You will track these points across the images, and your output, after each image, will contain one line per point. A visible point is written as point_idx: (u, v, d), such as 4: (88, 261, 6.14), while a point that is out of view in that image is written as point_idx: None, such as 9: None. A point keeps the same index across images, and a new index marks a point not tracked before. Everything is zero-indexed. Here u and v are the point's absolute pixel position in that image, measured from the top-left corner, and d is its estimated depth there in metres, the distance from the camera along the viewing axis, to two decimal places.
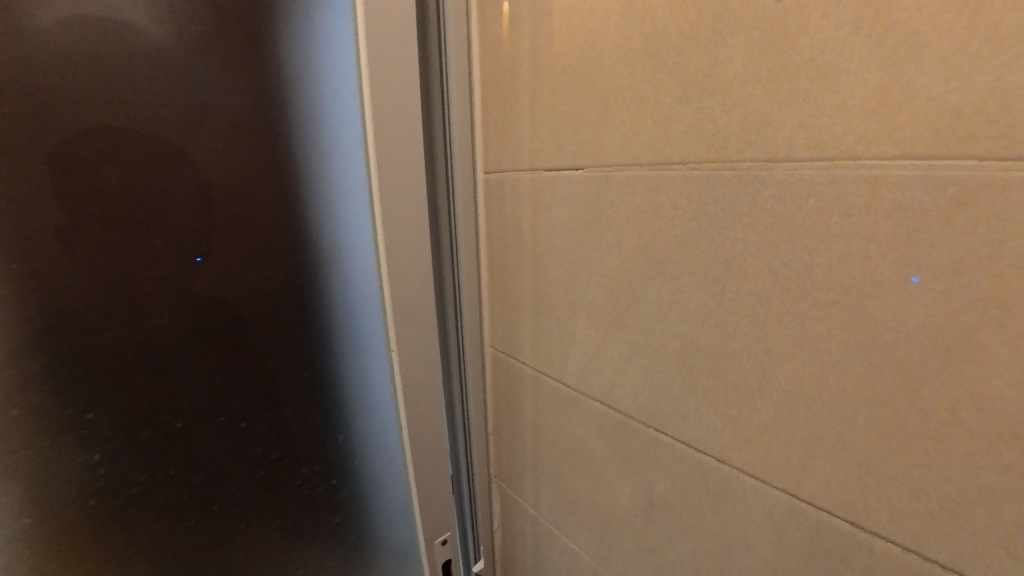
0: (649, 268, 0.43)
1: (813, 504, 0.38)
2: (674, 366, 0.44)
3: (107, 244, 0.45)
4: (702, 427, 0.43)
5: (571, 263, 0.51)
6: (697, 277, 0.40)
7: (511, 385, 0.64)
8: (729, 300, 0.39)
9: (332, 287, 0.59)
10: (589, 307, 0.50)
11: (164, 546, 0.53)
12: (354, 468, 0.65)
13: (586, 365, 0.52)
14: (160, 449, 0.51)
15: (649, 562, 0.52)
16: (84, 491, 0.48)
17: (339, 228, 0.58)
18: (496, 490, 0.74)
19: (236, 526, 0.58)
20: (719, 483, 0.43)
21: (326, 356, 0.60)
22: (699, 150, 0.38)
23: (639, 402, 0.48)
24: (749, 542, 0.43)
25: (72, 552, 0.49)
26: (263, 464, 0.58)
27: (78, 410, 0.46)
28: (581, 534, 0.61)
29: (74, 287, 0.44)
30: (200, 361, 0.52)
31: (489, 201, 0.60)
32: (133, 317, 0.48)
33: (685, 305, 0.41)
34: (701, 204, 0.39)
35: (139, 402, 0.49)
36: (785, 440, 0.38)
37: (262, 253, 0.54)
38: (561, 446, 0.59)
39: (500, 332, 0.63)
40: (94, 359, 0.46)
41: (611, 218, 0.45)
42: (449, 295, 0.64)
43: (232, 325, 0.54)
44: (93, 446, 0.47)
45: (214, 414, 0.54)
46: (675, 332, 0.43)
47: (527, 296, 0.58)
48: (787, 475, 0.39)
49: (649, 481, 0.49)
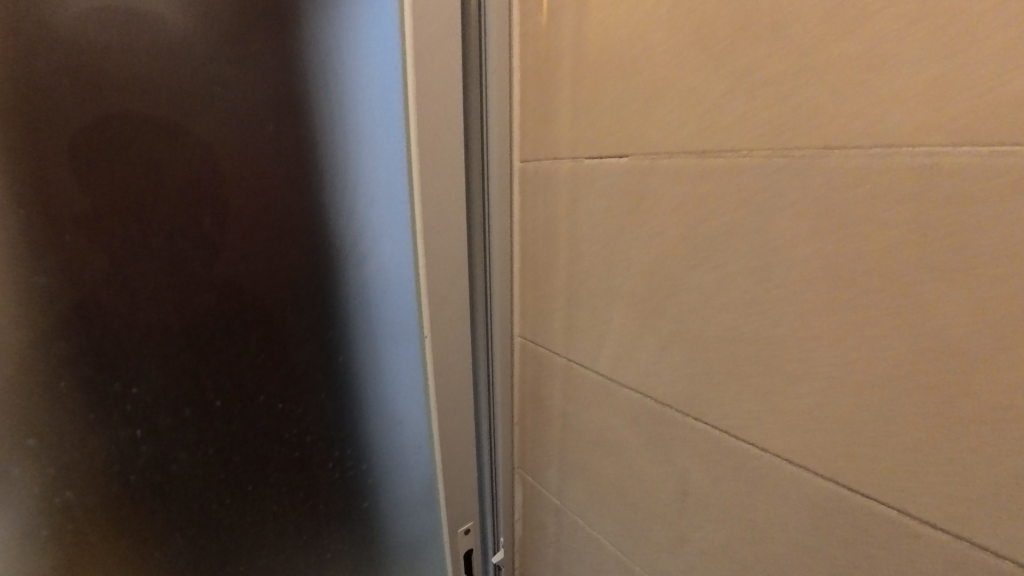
0: (693, 256, 0.44)
1: (855, 490, 0.38)
2: (714, 353, 0.44)
3: (158, 224, 0.47)
4: (741, 414, 0.43)
5: (609, 252, 0.51)
6: (742, 264, 0.41)
7: (540, 375, 0.65)
8: (776, 287, 0.39)
9: (366, 272, 0.59)
10: (626, 296, 0.51)
11: (200, 523, 0.55)
12: (383, 454, 0.65)
13: (620, 353, 0.53)
14: (200, 427, 0.52)
15: (679, 552, 0.53)
16: (126, 465, 0.50)
17: (376, 213, 0.58)
18: (518, 480, 0.75)
19: (270, 506, 0.59)
20: (756, 470, 0.44)
21: (358, 342, 0.60)
22: (750, 138, 0.39)
23: (676, 390, 0.48)
24: (786, 529, 0.43)
25: (114, 523, 0.51)
26: (299, 446, 0.59)
27: (124, 385, 0.48)
28: (607, 525, 0.61)
29: (126, 266, 0.46)
30: (240, 342, 0.53)
31: (524, 191, 0.61)
32: (180, 296, 0.49)
33: (729, 292, 0.42)
34: (749, 192, 0.40)
35: (182, 379, 0.50)
36: (830, 426, 0.38)
37: (301, 237, 0.55)
38: (590, 436, 0.60)
39: (531, 322, 0.64)
40: (142, 336, 0.48)
41: (653, 207, 0.46)
42: (479, 285, 0.64)
43: (272, 307, 0.54)
44: (136, 421, 0.49)
45: (254, 394, 0.55)
46: (717, 319, 0.43)
47: (560, 286, 0.58)
48: (830, 462, 0.39)
49: (682, 470, 0.50)
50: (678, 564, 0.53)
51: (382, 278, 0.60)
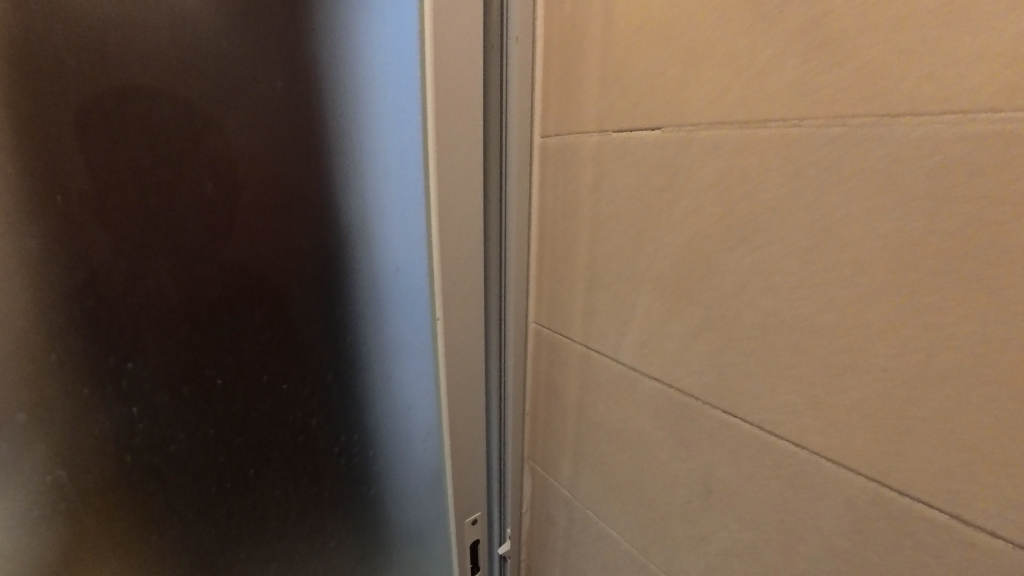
0: (730, 236, 0.41)
1: (903, 492, 0.35)
2: (750, 341, 0.41)
3: (157, 189, 0.44)
4: (778, 408, 0.40)
5: (636, 233, 0.48)
6: (786, 245, 0.38)
7: (555, 363, 0.62)
8: (824, 270, 0.36)
9: (378, 249, 0.56)
10: (653, 280, 0.47)
11: (198, 506, 0.53)
12: (390, 441, 0.63)
13: (645, 341, 0.50)
14: (200, 407, 0.50)
15: (700, 550, 0.50)
16: (121, 444, 0.47)
17: (388, 186, 0.55)
18: (528, 471, 0.72)
19: (272, 491, 0.57)
20: (790, 468, 0.41)
21: (368, 323, 0.57)
22: (801, 106, 0.36)
23: (705, 381, 0.45)
24: (821, 532, 0.40)
25: (108, 503, 0.49)
26: (303, 429, 0.57)
27: (119, 359, 0.45)
28: (622, 520, 0.59)
29: (123, 233, 0.44)
30: (243, 318, 0.50)
31: (545, 168, 0.57)
32: (179, 268, 0.46)
33: (770, 275, 0.39)
34: (798, 167, 0.36)
35: (181, 355, 0.48)
36: (879, 423, 0.35)
37: (309, 210, 0.52)
38: (607, 427, 0.57)
39: (548, 307, 0.61)
40: (139, 308, 0.45)
41: (688, 183, 0.43)
42: (494, 267, 0.61)
43: (278, 283, 0.52)
44: (132, 398, 0.47)
45: (257, 374, 0.52)
46: (754, 305, 0.40)
47: (581, 269, 0.55)
48: (876, 461, 0.36)
49: (707, 465, 0.47)
50: (698, 564, 0.50)
51: (393, 256, 0.57)
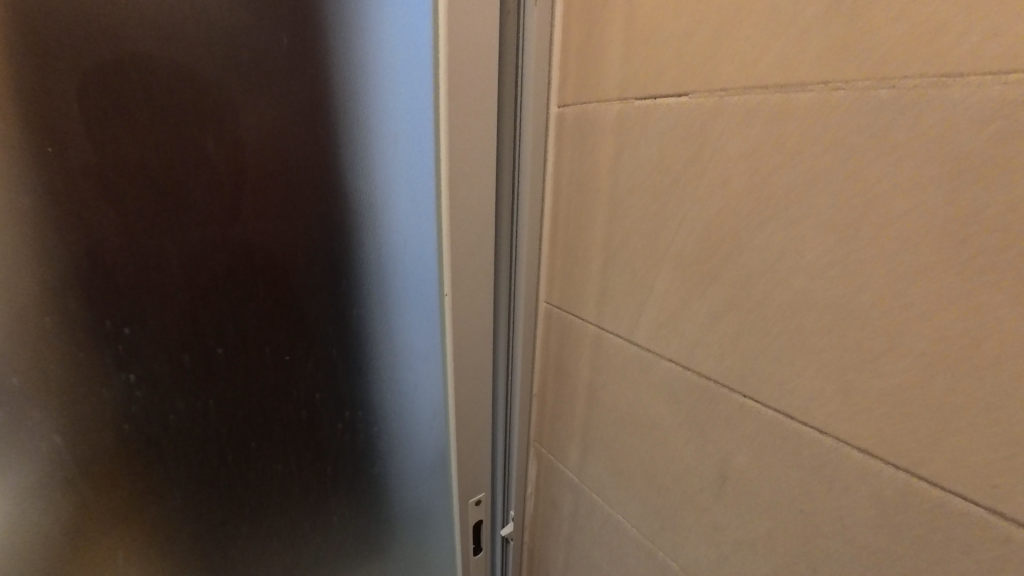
0: (761, 211, 0.38)
1: (937, 485, 0.33)
2: (777, 323, 0.39)
3: (155, 146, 0.42)
4: (804, 394, 0.38)
5: (658, 208, 0.46)
6: (823, 220, 0.35)
7: (566, 344, 0.60)
8: (864, 247, 0.33)
9: (386, 221, 0.54)
10: (674, 258, 0.45)
11: (198, 479, 0.52)
12: (395, 419, 0.62)
13: (662, 322, 0.47)
14: (200, 377, 0.48)
15: (712, 539, 0.48)
16: (120, 412, 0.46)
17: (398, 154, 0.52)
18: (534, 454, 0.71)
19: (274, 465, 0.56)
20: (814, 457, 0.39)
21: (374, 298, 0.56)
22: (846, 68, 0.33)
23: (726, 364, 0.43)
24: (844, 526, 0.38)
25: (106, 472, 0.48)
26: (307, 404, 0.56)
27: (115, 326, 0.44)
28: (630, 505, 0.57)
29: (119, 193, 0.42)
30: (246, 288, 0.48)
31: (562, 140, 0.55)
32: (178, 232, 0.44)
33: (802, 253, 0.36)
34: (842, 134, 0.33)
35: (181, 324, 0.46)
36: (916, 411, 0.33)
37: (315, 177, 0.49)
38: (618, 411, 0.55)
39: (560, 286, 0.59)
40: (136, 273, 0.43)
41: (717, 154, 0.40)
42: (506, 243, 0.59)
43: (283, 253, 0.49)
44: (130, 366, 0.45)
45: (260, 345, 0.51)
46: (784, 284, 0.38)
47: (596, 246, 0.53)
48: (910, 452, 0.33)
49: (724, 452, 0.45)
50: (710, 553, 0.49)
51: (401, 229, 0.55)
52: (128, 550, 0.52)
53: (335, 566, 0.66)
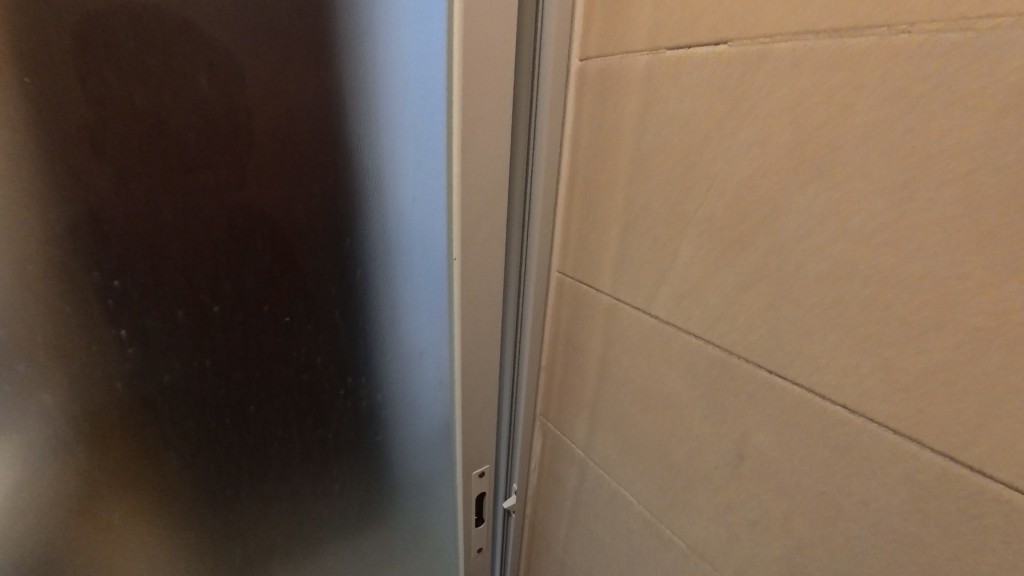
0: (802, 171, 0.35)
1: (977, 470, 0.30)
2: (811, 295, 0.36)
3: (144, 83, 0.39)
4: (837, 370, 0.35)
5: (686, 170, 0.42)
6: (873, 180, 0.32)
7: (578, 316, 0.58)
8: (919, 210, 0.30)
9: (393, 177, 0.50)
10: (701, 223, 0.42)
11: (195, 440, 0.50)
12: (399, 386, 0.61)
13: (684, 292, 0.45)
14: (195, 335, 0.46)
15: (723, 518, 0.47)
16: (112, 367, 0.44)
17: (406, 103, 0.48)
18: (540, 427, 0.70)
19: (273, 428, 0.54)
20: (842, 438, 0.36)
21: (379, 260, 0.53)
22: (913, 6, 0.29)
23: (751, 337, 0.40)
24: (868, 510, 0.36)
25: (99, 430, 0.46)
26: (308, 367, 0.54)
27: (104, 277, 0.41)
28: (638, 483, 0.56)
29: (104, 132, 0.38)
30: (244, 242, 0.46)
31: (583, 96, 0.51)
32: (169, 178, 0.41)
33: (847, 217, 0.33)
34: (903, 82, 0.30)
35: (174, 278, 0.44)
36: (962, 392, 0.30)
37: (317, 125, 0.46)
38: (630, 385, 0.53)
39: (574, 255, 0.56)
40: (125, 221, 0.41)
41: (757, 109, 0.37)
42: (519, 207, 0.56)
43: (283, 206, 0.46)
44: (121, 320, 0.43)
45: (259, 304, 0.48)
46: (822, 252, 0.35)
47: (615, 212, 0.50)
48: (952, 436, 0.31)
49: (743, 430, 0.43)
50: (720, 533, 0.47)
51: (409, 187, 0.51)
52: (124, 509, 0.51)
53: (335, 530, 0.66)
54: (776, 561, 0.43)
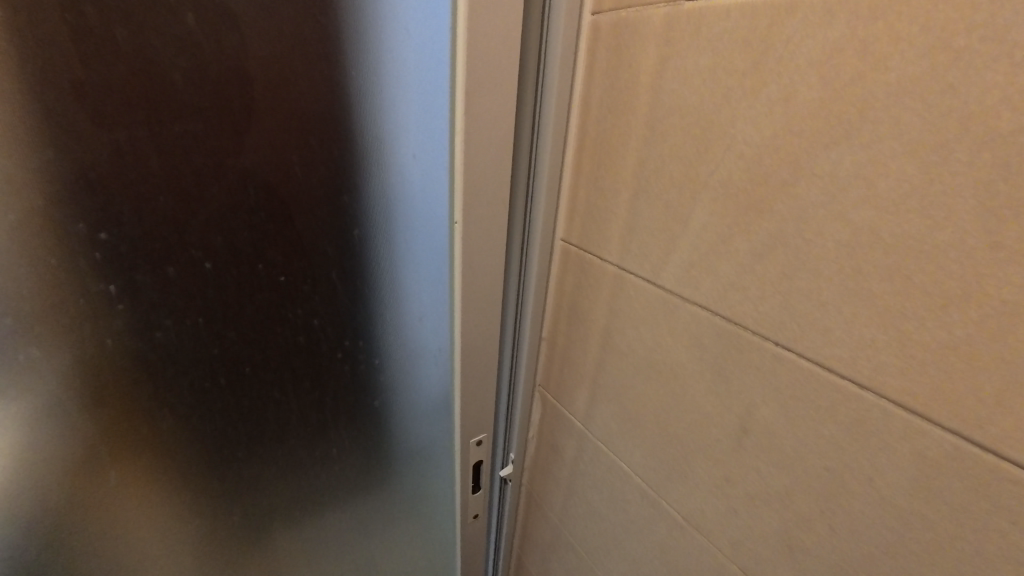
0: (830, 130, 0.32)
1: (991, 450, 0.29)
2: (830, 264, 0.34)
3: (124, 19, 0.36)
4: (851, 344, 0.34)
5: (703, 130, 0.40)
6: (906, 141, 0.29)
7: (582, 285, 0.56)
8: (954, 174, 0.28)
9: (393, 133, 0.48)
10: (715, 189, 0.40)
11: (189, 398, 0.50)
12: (397, 350, 0.60)
13: (694, 261, 0.43)
14: (187, 292, 0.45)
15: (722, 491, 0.47)
16: (102, 322, 0.43)
17: (408, 50, 0.45)
18: (539, 397, 0.69)
19: (270, 389, 0.54)
20: (851, 414, 0.35)
21: (379, 220, 0.51)
22: None
23: (764, 308, 0.39)
24: (872, 486, 0.35)
25: (92, 385, 0.46)
26: (304, 329, 0.53)
27: (91, 229, 0.40)
28: (636, 455, 0.55)
29: (85, 72, 0.36)
30: (236, 196, 0.44)
31: (595, 52, 0.48)
32: (156, 125, 0.39)
33: (875, 181, 0.31)
34: (946, 32, 0.27)
35: (164, 232, 0.42)
36: (985, 369, 0.28)
37: (313, 73, 0.43)
38: (634, 357, 0.52)
39: (581, 222, 0.54)
40: (110, 170, 0.39)
41: (783, 64, 0.34)
42: (523, 169, 0.54)
43: (278, 160, 0.44)
44: (110, 274, 0.42)
45: (253, 262, 0.47)
46: (844, 219, 0.33)
47: (625, 177, 0.48)
48: (969, 413, 0.30)
49: (747, 404, 0.42)
50: (718, 505, 0.47)
51: (410, 143, 0.49)
52: (120, 467, 0.51)
53: (333, 492, 0.67)
54: (773, 534, 0.43)
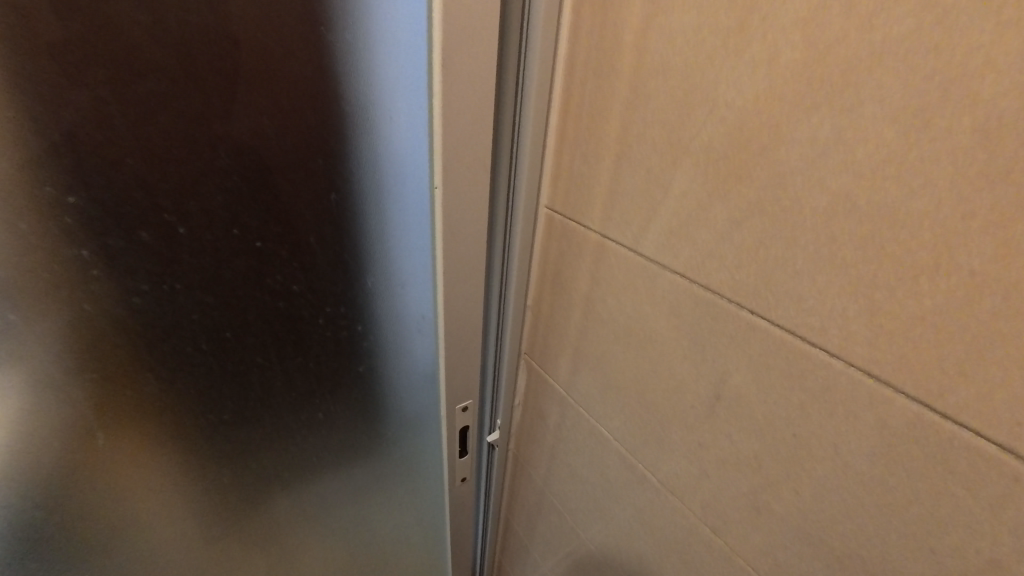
0: (813, 93, 0.31)
1: (952, 419, 0.29)
2: (806, 232, 0.34)
3: None
4: (823, 313, 0.34)
5: (686, 93, 0.39)
6: (887, 106, 0.28)
7: (566, 254, 0.56)
8: (934, 141, 0.27)
9: (369, 95, 0.47)
10: (697, 154, 0.39)
11: (171, 363, 0.50)
12: (380, 317, 0.60)
13: (674, 229, 0.43)
14: (163, 257, 0.45)
15: (695, 456, 0.48)
16: (78, 286, 0.43)
17: (384, 8, 0.43)
18: (525, 364, 0.70)
19: (253, 354, 0.54)
20: (819, 382, 0.36)
21: (357, 185, 0.51)
22: None
23: (740, 277, 0.39)
24: (837, 452, 0.36)
25: (72, 350, 0.46)
26: (284, 295, 0.53)
27: (59, 192, 0.39)
28: (615, 421, 0.57)
29: (41, 28, 0.35)
30: (207, 159, 0.43)
31: (580, 9, 0.46)
32: (119, 84, 0.38)
33: (855, 146, 0.30)
34: None
35: (135, 196, 0.41)
36: (950, 339, 0.29)
37: (284, 30, 0.42)
38: (614, 325, 0.53)
39: (565, 189, 0.53)
40: (75, 131, 0.38)
41: (768, 22, 0.33)
42: (507, 133, 0.52)
43: (249, 121, 0.43)
44: (82, 239, 0.41)
45: (227, 227, 0.46)
46: (822, 187, 0.32)
47: (609, 143, 0.47)
48: (932, 382, 0.30)
49: (722, 371, 0.43)
50: (691, 469, 0.49)
51: (386, 106, 0.47)
52: (107, 430, 0.52)
53: (322, 454, 0.69)
54: (741, 496, 0.44)
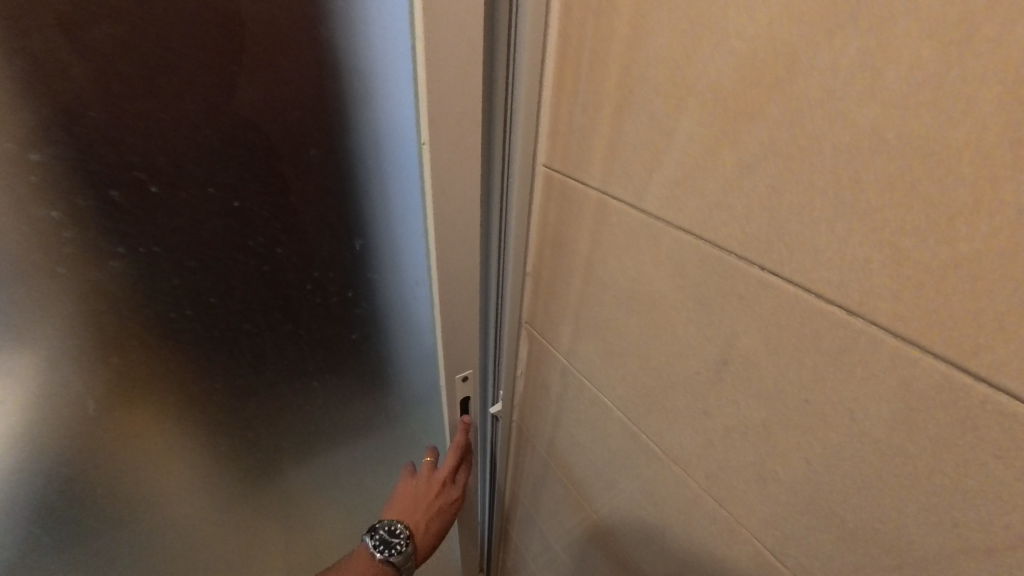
0: (835, 11, 0.27)
1: (987, 381, 0.26)
2: (825, 175, 0.30)
3: None
4: (842, 266, 0.31)
5: (693, 25, 0.35)
6: (924, 18, 0.24)
7: (565, 216, 0.53)
8: (979, 57, 0.23)
9: (346, 39, 0.43)
10: (704, 94, 0.36)
11: (155, 329, 0.49)
12: (371, 283, 0.58)
13: (679, 180, 0.39)
14: (136, 217, 0.43)
15: (700, 425, 0.45)
16: (51, 249, 0.42)
17: None
18: (525, 335, 0.67)
19: (241, 321, 0.53)
20: (836, 342, 0.33)
21: (338, 141, 0.48)
22: None
23: (750, 230, 0.35)
24: (853, 419, 0.33)
25: (51, 316, 0.45)
26: (269, 258, 0.51)
27: (22, 148, 0.38)
28: (617, 389, 0.54)
29: None
30: (174, 111, 0.40)
31: None
32: (72, 29, 0.35)
33: (883, 71, 0.26)
34: None
35: (102, 152, 0.40)
36: (988, 290, 0.25)
37: None
38: (616, 289, 0.50)
39: (563, 145, 0.50)
40: (30, 83, 0.36)
41: None
42: (499, 83, 0.48)
43: (218, 70, 0.41)
44: (51, 198, 0.40)
45: (202, 186, 0.44)
46: (844, 122, 0.28)
47: (609, 89, 0.43)
48: (964, 339, 0.27)
49: (729, 334, 0.40)
50: (695, 438, 0.46)
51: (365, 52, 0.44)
52: (99, 399, 0.51)
53: (320, 424, 0.68)
54: (748, 466, 0.42)
